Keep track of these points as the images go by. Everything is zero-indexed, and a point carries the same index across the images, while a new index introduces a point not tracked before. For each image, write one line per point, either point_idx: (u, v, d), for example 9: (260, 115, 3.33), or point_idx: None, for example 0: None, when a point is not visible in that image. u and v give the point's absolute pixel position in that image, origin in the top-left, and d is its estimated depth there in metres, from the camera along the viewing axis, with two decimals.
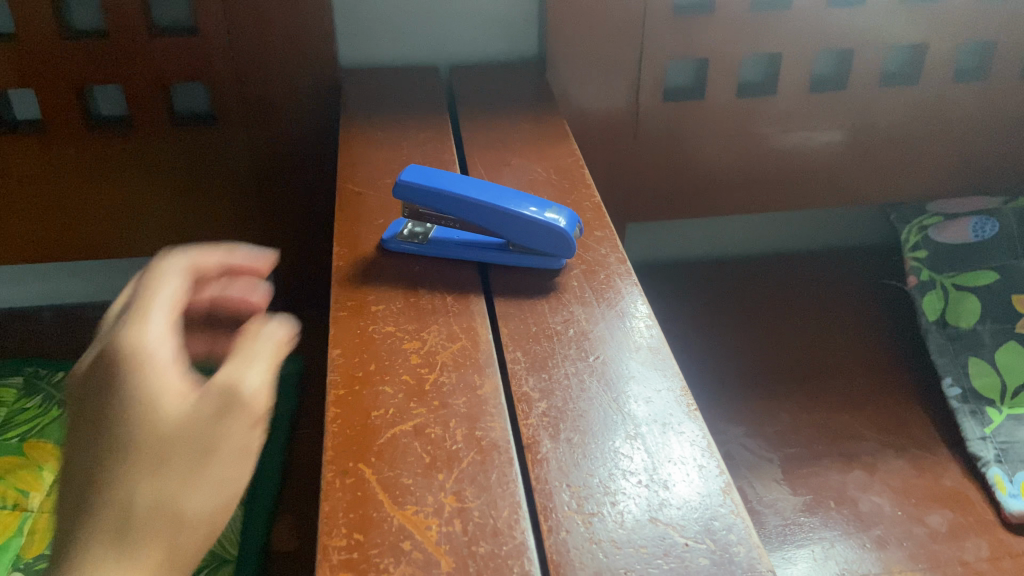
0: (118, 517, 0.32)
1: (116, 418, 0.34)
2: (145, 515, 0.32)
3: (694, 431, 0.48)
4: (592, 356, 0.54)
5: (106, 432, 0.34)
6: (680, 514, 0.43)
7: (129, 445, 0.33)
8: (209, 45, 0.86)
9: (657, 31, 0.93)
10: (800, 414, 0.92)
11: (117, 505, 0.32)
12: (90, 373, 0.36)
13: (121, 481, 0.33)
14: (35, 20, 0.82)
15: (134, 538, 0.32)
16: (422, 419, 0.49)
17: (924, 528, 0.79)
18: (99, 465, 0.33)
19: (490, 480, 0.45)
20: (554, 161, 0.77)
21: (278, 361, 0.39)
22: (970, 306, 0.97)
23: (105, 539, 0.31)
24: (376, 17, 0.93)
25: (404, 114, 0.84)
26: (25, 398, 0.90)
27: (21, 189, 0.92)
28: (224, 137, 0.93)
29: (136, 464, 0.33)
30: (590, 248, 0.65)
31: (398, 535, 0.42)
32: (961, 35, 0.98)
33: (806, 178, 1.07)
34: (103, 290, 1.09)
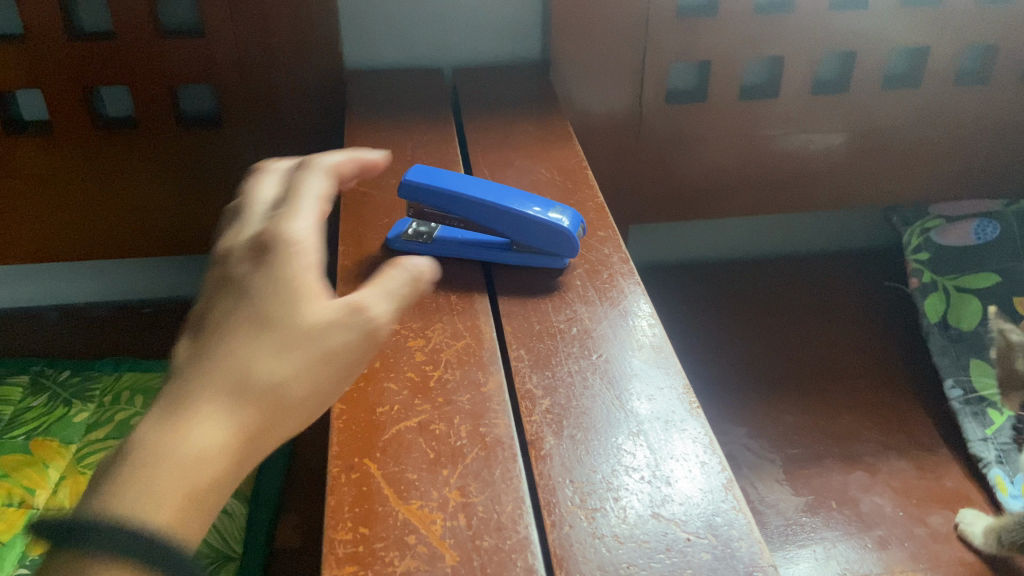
0: (230, 384, 0.33)
1: (254, 291, 0.36)
2: (256, 391, 0.34)
3: (696, 429, 0.48)
4: (596, 354, 0.54)
5: (243, 300, 0.36)
6: (682, 509, 0.43)
7: (260, 321, 0.35)
8: (215, 46, 0.87)
9: (660, 34, 0.93)
10: (802, 414, 0.92)
11: (235, 375, 0.34)
12: (240, 245, 0.38)
13: (246, 353, 0.34)
14: (43, 22, 0.82)
15: (237, 405, 0.33)
16: (426, 416, 0.50)
17: (925, 529, 0.79)
18: (231, 330, 0.35)
19: (494, 475, 0.45)
20: (557, 162, 0.77)
21: (410, 301, 0.39)
22: (971, 309, 0.98)
23: (214, 398, 0.33)
24: (380, 19, 0.94)
25: (408, 115, 0.85)
26: (31, 397, 0.90)
27: (27, 189, 0.92)
28: (230, 138, 0.93)
29: (262, 341, 0.35)
30: (593, 247, 0.66)
31: (403, 529, 0.42)
32: (963, 38, 0.99)
33: (808, 180, 1.07)
34: (108, 290, 1.09)
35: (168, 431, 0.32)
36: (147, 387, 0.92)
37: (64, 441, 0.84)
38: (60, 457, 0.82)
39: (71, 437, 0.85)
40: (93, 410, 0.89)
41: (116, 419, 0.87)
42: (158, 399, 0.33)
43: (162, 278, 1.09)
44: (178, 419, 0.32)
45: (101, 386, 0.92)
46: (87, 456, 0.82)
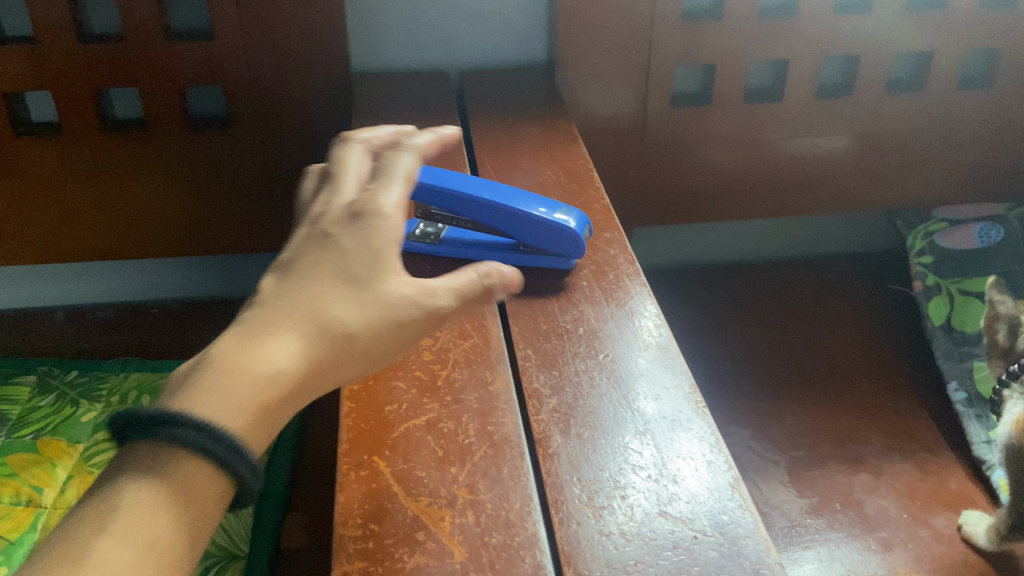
0: (309, 319, 0.39)
1: (343, 244, 0.42)
2: (328, 331, 0.39)
3: (703, 428, 0.49)
4: (602, 354, 0.55)
5: (330, 249, 0.42)
6: (689, 508, 0.44)
7: (345, 270, 0.41)
8: (223, 49, 0.87)
9: (665, 37, 0.94)
10: (806, 416, 0.92)
11: (313, 313, 0.40)
12: (338, 206, 0.44)
13: (327, 296, 0.40)
14: (54, 24, 0.83)
15: (311, 337, 0.39)
16: (434, 414, 0.50)
17: (929, 531, 0.79)
18: (317, 272, 0.41)
19: (502, 473, 0.46)
20: (563, 164, 0.78)
21: (479, 298, 0.44)
22: (975, 312, 0.98)
23: (295, 325, 0.39)
24: (387, 22, 0.94)
25: (415, 117, 0.85)
26: (39, 396, 0.91)
27: (36, 189, 0.93)
28: (238, 140, 0.94)
29: (343, 290, 0.40)
30: (599, 249, 0.66)
31: (412, 526, 0.43)
32: (967, 43, 0.99)
33: (812, 183, 1.08)
34: (116, 291, 1.10)
35: (252, 347, 0.38)
36: (154, 387, 0.92)
37: (72, 441, 0.85)
38: (69, 456, 0.83)
39: (78, 436, 0.85)
40: (100, 410, 0.89)
41: (124, 419, 0.87)
42: (247, 321, 0.40)
43: (169, 279, 1.10)
44: (261, 339, 0.38)
45: (108, 385, 0.93)
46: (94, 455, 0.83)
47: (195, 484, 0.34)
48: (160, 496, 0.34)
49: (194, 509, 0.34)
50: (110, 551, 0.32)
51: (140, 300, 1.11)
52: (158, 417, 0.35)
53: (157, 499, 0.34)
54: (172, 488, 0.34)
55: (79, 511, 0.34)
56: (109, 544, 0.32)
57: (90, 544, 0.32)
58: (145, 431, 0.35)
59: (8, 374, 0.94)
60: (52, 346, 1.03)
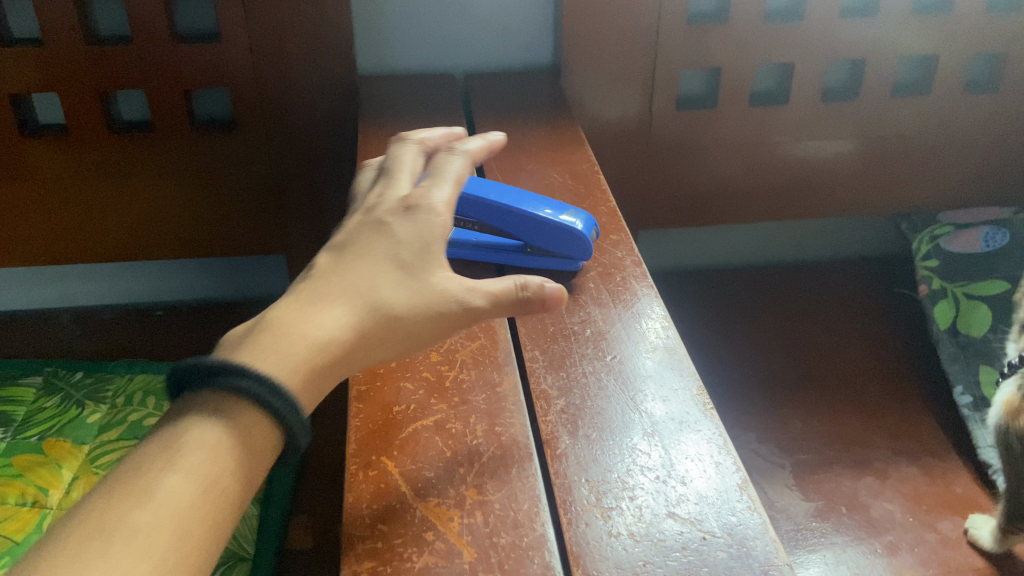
0: (362, 295, 0.44)
1: (397, 233, 0.47)
2: (377, 307, 0.44)
3: (710, 430, 0.49)
4: (609, 356, 0.55)
5: (384, 236, 0.47)
6: (697, 509, 0.44)
7: (395, 254, 0.46)
8: (230, 51, 0.87)
9: (671, 40, 0.94)
10: (811, 419, 0.92)
11: (366, 290, 0.44)
12: (394, 200, 0.50)
13: (380, 279, 0.45)
14: (62, 27, 0.83)
15: (361, 310, 0.44)
16: (443, 415, 0.50)
17: (935, 534, 0.79)
18: (373, 254, 0.46)
19: (510, 474, 0.46)
20: (569, 167, 0.78)
21: (516, 308, 0.47)
22: (981, 316, 0.98)
23: (349, 299, 0.44)
24: (393, 24, 0.94)
25: (421, 120, 0.86)
26: (44, 398, 0.91)
27: (42, 191, 0.93)
28: (244, 143, 0.94)
29: (393, 275, 0.45)
30: (606, 251, 0.66)
31: (421, 526, 0.43)
32: (972, 47, 0.99)
33: (817, 187, 1.08)
34: (122, 293, 1.11)
35: (311, 314, 0.43)
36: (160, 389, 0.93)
37: (77, 442, 0.85)
38: (73, 457, 0.83)
39: (83, 437, 0.85)
40: (105, 411, 0.89)
41: (129, 420, 0.87)
42: (307, 291, 0.45)
43: (175, 280, 1.11)
44: (319, 309, 0.43)
45: (114, 387, 0.93)
46: (100, 457, 0.83)
47: (252, 432, 0.39)
48: (224, 439, 0.38)
49: (249, 454, 0.38)
50: (177, 482, 0.36)
51: (146, 302, 1.12)
52: (224, 371, 0.40)
53: (221, 440, 0.38)
54: (233, 433, 0.38)
55: (147, 447, 0.38)
56: (177, 476, 0.37)
57: (160, 473, 0.36)
58: (210, 382, 0.40)
59: (14, 376, 0.94)
60: (58, 347, 1.03)
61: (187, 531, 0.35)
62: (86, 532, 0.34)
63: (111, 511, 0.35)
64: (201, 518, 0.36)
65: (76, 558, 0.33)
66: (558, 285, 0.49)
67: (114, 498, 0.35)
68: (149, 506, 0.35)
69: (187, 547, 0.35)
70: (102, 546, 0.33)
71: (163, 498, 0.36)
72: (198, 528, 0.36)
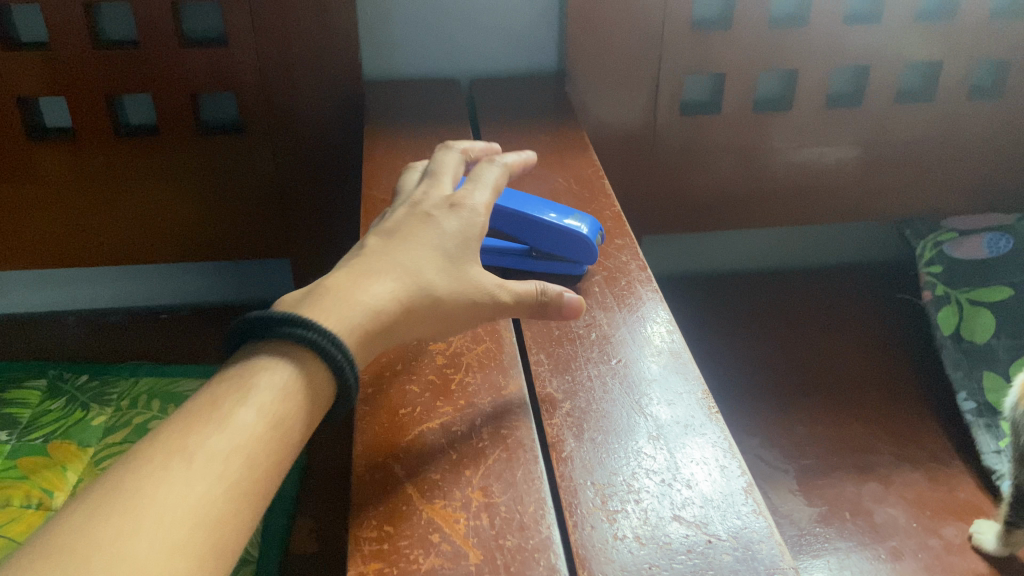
0: (411, 273, 0.48)
1: (442, 225, 0.51)
2: (423, 287, 0.48)
3: (715, 433, 0.49)
4: (614, 359, 0.55)
5: (430, 225, 0.51)
6: (702, 512, 0.44)
7: (441, 242, 0.50)
8: (237, 56, 0.88)
9: (675, 46, 0.94)
10: (815, 425, 0.92)
11: (413, 270, 0.48)
12: (437, 198, 0.54)
13: (426, 263, 0.49)
14: (69, 31, 0.84)
15: (409, 286, 0.47)
16: (448, 417, 0.50)
17: (939, 540, 0.79)
18: (419, 239, 0.50)
19: (516, 476, 0.46)
20: (574, 171, 0.78)
21: (534, 310, 0.53)
22: (984, 323, 0.98)
23: (398, 275, 0.47)
24: (399, 30, 0.95)
25: (427, 124, 0.86)
26: (50, 400, 0.91)
27: (48, 193, 0.93)
28: (250, 147, 0.95)
29: (438, 261, 0.49)
30: (611, 255, 0.67)
31: (427, 528, 0.43)
32: (976, 53, 0.99)
33: (821, 193, 1.08)
34: (127, 296, 1.11)
35: (365, 283, 0.46)
36: (165, 392, 0.92)
37: (82, 444, 0.84)
38: (79, 459, 0.82)
39: (89, 439, 0.85)
40: (111, 413, 0.89)
41: (134, 423, 0.87)
42: (360, 266, 0.48)
43: (180, 283, 1.11)
44: (371, 280, 0.46)
45: (119, 390, 0.93)
46: (105, 459, 0.82)
47: (315, 381, 0.41)
48: (291, 384, 0.40)
49: (312, 400, 0.40)
50: (247, 418, 0.38)
51: (151, 305, 1.12)
52: (292, 322, 0.42)
53: (288, 385, 0.40)
54: (298, 379, 0.41)
55: (217, 386, 0.40)
56: (247, 412, 0.39)
57: (232, 408, 0.38)
58: (278, 332, 0.42)
59: (20, 378, 0.94)
60: (63, 350, 1.03)
61: (255, 462, 0.37)
62: (164, 454, 0.36)
63: (187, 438, 0.37)
64: (268, 452, 0.38)
65: (156, 477, 0.35)
66: (577, 295, 0.55)
67: (190, 427, 0.37)
68: (223, 436, 0.37)
69: (254, 477, 0.37)
70: (180, 469, 0.35)
71: (233, 431, 0.38)
72: (264, 461, 0.38)
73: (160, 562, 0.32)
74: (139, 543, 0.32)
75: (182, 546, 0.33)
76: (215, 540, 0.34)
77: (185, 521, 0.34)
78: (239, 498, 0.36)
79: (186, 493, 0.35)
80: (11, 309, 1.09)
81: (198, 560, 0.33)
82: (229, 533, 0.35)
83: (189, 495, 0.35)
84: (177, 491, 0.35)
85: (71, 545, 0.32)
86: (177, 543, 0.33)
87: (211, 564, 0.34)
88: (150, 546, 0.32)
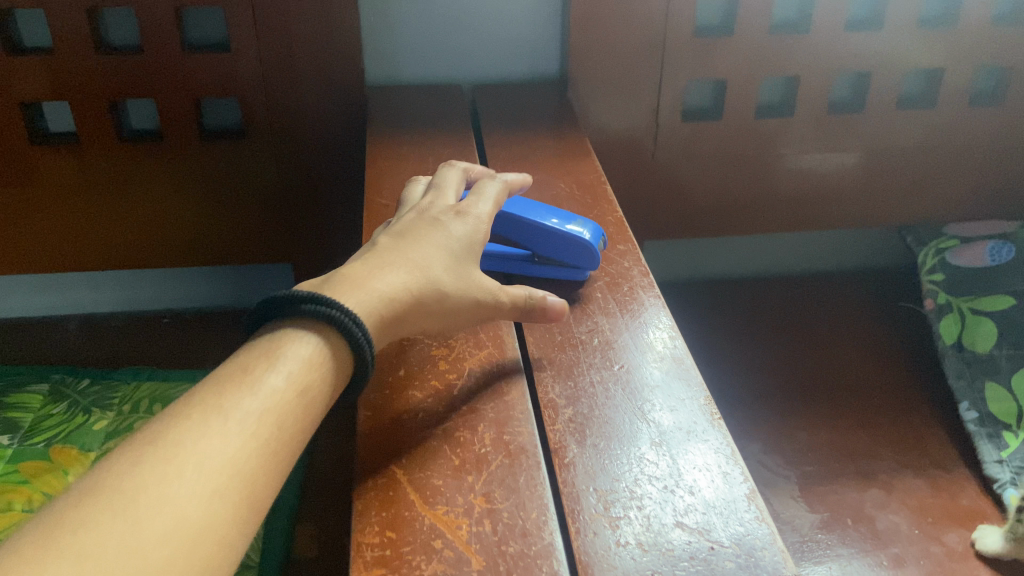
0: (422, 265, 0.50)
1: (449, 228, 0.54)
2: (433, 279, 0.50)
3: (717, 439, 0.49)
4: (617, 365, 0.55)
5: (438, 226, 0.54)
6: (705, 518, 0.44)
7: (450, 239, 0.53)
8: (239, 61, 0.88)
9: (677, 53, 0.94)
10: (816, 431, 0.92)
11: (424, 264, 0.50)
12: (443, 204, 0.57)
13: (436, 259, 0.51)
14: (72, 36, 0.84)
15: (420, 277, 0.49)
16: (451, 423, 0.50)
17: (941, 547, 0.79)
18: (429, 237, 0.52)
19: (518, 482, 0.46)
20: (576, 177, 0.78)
21: (523, 314, 0.55)
22: (986, 332, 0.97)
23: (411, 266, 0.50)
24: (401, 36, 0.95)
25: (429, 130, 0.86)
26: (52, 405, 0.90)
27: (50, 197, 0.93)
28: (252, 151, 0.95)
29: (447, 259, 0.51)
30: (613, 261, 0.67)
31: (429, 534, 0.43)
32: (976, 61, 1.00)
33: (822, 199, 1.08)
34: (129, 301, 1.11)
35: (380, 271, 0.48)
36: (166, 397, 0.92)
37: (83, 449, 0.84)
38: (80, 464, 0.82)
39: (90, 444, 0.85)
40: (112, 418, 0.89)
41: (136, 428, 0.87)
42: (374, 256, 0.50)
43: (181, 288, 1.11)
44: (386, 269, 0.49)
45: (120, 395, 0.93)
46: None
47: (336, 355, 0.44)
48: (316, 356, 0.43)
49: (333, 373, 0.43)
50: (277, 383, 0.41)
51: (152, 310, 1.12)
52: (316, 300, 0.44)
53: (314, 357, 0.42)
54: (322, 352, 0.43)
55: (245, 355, 0.42)
56: (277, 377, 0.41)
57: (263, 373, 0.41)
58: (301, 309, 0.44)
59: (21, 382, 0.94)
60: (64, 354, 1.03)
61: (284, 423, 0.40)
62: (202, 411, 0.38)
63: (223, 398, 0.39)
64: (294, 415, 0.41)
65: (195, 430, 0.37)
66: (560, 300, 0.57)
67: (224, 388, 0.40)
68: (256, 398, 0.40)
69: (284, 436, 0.40)
70: (217, 424, 0.38)
71: (265, 393, 0.40)
72: (293, 423, 0.40)
73: (202, 506, 0.35)
74: (182, 487, 0.35)
75: (221, 492, 0.36)
76: (249, 490, 0.37)
77: (224, 470, 0.36)
78: (271, 453, 0.39)
79: (223, 445, 0.37)
80: (13, 313, 1.10)
81: (234, 507, 0.36)
82: (261, 485, 0.38)
83: (227, 448, 0.37)
84: (216, 443, 0.37)
85: (119, 485, 0.34)
86: (217, 489, 0.36)
87: (245, 512, 0.37)
88: (193, 491, 0.35)
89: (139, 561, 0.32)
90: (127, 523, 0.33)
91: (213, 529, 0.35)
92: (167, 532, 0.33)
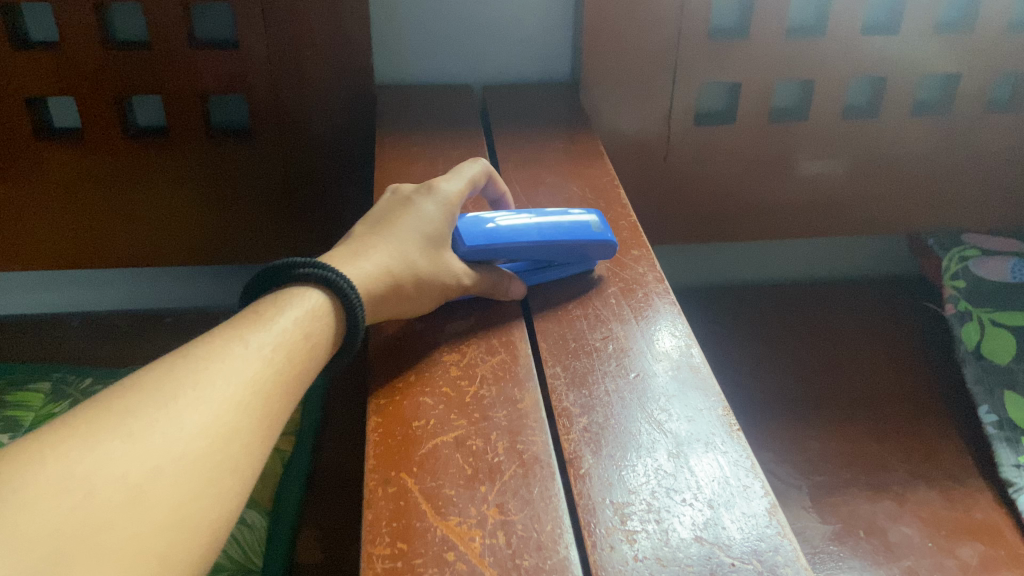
0: (402, 250, 0.56)
1: (425, 213, 0.59)
2: (411, 262, 0.56)
3: (736, 451, 0.47)
4: (632, 373, 0.54)
5: (416, 211, 0.59)
6: (729, 535, 0.42)
7: (425, 222, 0.58)
8: (247, 58, 0.87)
9: (692, 54, 0.93)
10: (827, 440, 0.91)
11: (403, 249, 0.56)
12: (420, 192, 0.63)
13: (413, 244, 0.57)
14: (80, 31, 0.83)
15: (401, 260, 0.55)
16: (463, 431, 0.49)
17: (955, 561, 0.77)
18: (407, 224, 0.58)
19: (532, 494, 0.45)
20: (590, 180, 0.77)
21: (488, 293, 0.60)
22: (1005, 345, 0.95)
23: (392, 250, 0.55)
24: (412, 35, 0.94)
25: (439, 130, 0.85)
26: (54, 404, 0.87)
27: (50, 192, 0.92)
28: (256, 151, 0.94)
29: (421, 243, 0.57)
30: (627, 266, 0.66)
31: (441, 546, 0.42)
32: (992, 67, 0.98)
33: (835, 205, 1.07)
34: (133, 298, 1.11)
35: (364, 255, 0.54)
36: None
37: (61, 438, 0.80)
38: None
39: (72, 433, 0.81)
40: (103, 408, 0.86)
41: None
42: (359, 243, 0.56)
43: (184, 286, 1.11)
44: (369, 253, 0.54)
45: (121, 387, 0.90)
46: None
47: (332, 311, 0.49)
48: (318, 308, 0.48)
49: (333, 326, 0.48)
50: (286, 325, 0.45)
51: (156, 308, 1.12)
52: (313, 265, 0.49)
53: (315, 309, 0.48)
54: (322, 307, 0.48)
55: (253, 306, 0.47)
56: (285, 321, 0.46)
57: (273, 316, 0.46)
58: (300, 273, 0.49)
59: (23, 381, 0.91)
60: (65, 352, 1.02)
61: (293, 357, 0.45)
62: (223, 340, 0.43)
63: (241, 332, 0.44)
64: (301, 354, 0.45)
65: (219, 353, 0.42)
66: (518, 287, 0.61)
67: (241, 326, 0.45)
68: (269, 334, 0.45)
69: (294, 369, 0.45)
70: (237, 349, 0.43)
71: (276, 331, 0.45)
72: (300, 360, 0.45)
73: (228, 414, 0.39)
74: (211, 394, 0.39)
75: (245, 403, 0.40)
76: (265, 407, 0.42)
77: (245, 386, 0.41)
78: (283, 380, 0.43)
79: (245, 366, 0.42)
80: (18, 310, 1.09)
81: (254, 418, 0.41)
82: (276, 406, 0.42)
83: (247, 369, 0.42)
84: (237, 365, 0.42)
85: (156, 387, 0.39)
86: (242, 401, 0.40)
87: (264, 425, 0.41)
88: (220, 400, 0.40)
89: (178, 450, 0.36)
90: (166, 419, 0.37)
91: (238, 434, 0.39)
92: (200, 429, 0.38)
